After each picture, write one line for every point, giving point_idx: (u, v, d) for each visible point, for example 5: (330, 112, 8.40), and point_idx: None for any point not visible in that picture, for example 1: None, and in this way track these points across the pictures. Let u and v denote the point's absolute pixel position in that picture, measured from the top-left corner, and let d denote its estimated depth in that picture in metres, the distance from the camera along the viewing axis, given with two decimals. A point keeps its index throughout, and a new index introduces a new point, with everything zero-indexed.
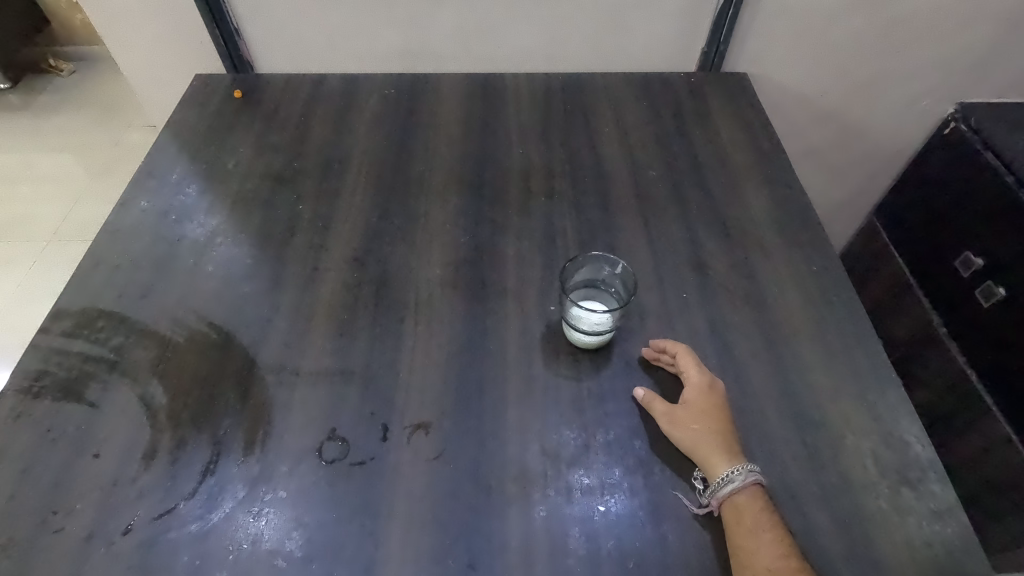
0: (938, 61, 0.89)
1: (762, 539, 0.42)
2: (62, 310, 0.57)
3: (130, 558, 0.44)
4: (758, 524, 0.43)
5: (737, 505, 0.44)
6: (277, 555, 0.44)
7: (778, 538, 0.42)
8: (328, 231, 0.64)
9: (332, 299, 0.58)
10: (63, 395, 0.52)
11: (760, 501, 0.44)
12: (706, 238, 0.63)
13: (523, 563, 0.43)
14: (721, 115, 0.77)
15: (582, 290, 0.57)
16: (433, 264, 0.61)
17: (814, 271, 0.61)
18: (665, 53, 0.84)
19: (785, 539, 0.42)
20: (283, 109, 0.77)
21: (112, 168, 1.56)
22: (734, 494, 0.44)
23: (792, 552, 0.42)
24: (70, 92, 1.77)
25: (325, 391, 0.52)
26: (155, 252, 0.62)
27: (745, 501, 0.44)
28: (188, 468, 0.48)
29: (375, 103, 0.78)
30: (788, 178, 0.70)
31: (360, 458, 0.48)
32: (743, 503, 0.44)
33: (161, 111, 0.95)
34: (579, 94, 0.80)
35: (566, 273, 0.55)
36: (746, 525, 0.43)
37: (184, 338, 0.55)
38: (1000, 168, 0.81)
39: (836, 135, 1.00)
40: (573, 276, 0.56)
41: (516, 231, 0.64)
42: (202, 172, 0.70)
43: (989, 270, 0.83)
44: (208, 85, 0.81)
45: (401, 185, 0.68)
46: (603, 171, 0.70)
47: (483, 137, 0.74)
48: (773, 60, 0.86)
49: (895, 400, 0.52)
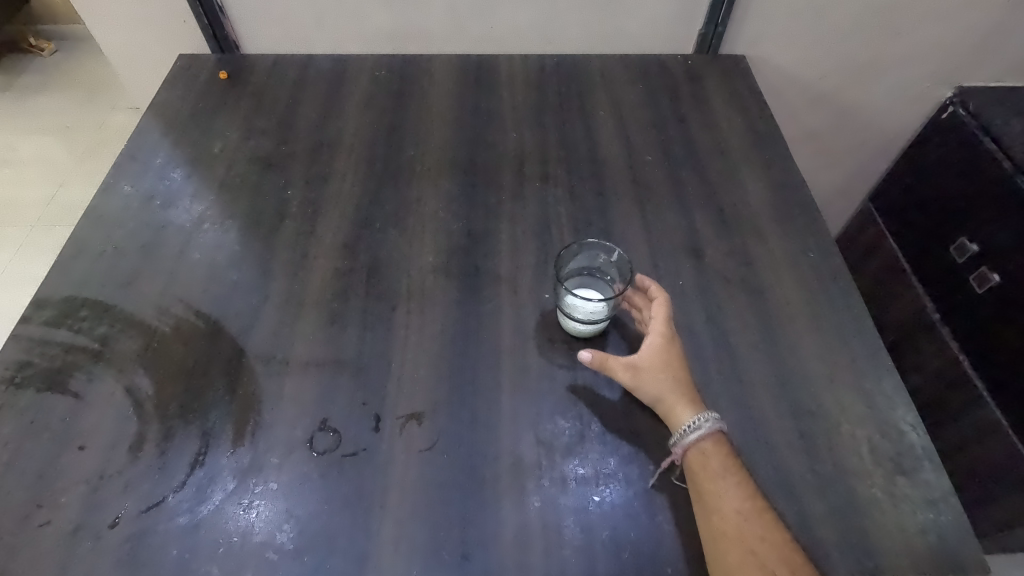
0: (937, 44, 0.88)
1: (728, 483, 0.44)
2: (44, 298, 0.56)
3: (118, 551, 0.43)
4: (724, 469, 0.45)
5: (703, 451, 0.45)
6: (268, 547, 0.43)
7: (742, 481, 0.44)
8: (318, 217, 0.63)
9: (322, 287, 0.57)
10: (46, 386, 0.51)
11: (724, 446, 0.46)
12: (702, 224, 0.63)
13: (517, 554, 0.43)
14: (718, 98, 0.76)
15: (578, 278, 0.56)
16: (426, 250, 0.60)
17: (811, 257, 0.60)
18: (662, 35, 0.82)
19: (748, 481, 0.44)
20: (270, 90, 0.75)
21: (96, 151, 1.53)
22: (700, 441, 0.45)
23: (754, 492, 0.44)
24: (53, 73, 1.73)
25: (316, 381, 0.51)
26: (140, 238, 0.61)
27: (710, 447, 0.45)
28: (176, 460, 0.47)
29: (365, 84, 0.76)
30: (785, 162, 0.69)
31: (352, 449, 0.48)
32: (708, 449, 0.45)
33: (145, 92, 0.92)
34: (574, 77, 0.78)
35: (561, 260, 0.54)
36: (712, 470, 0.45)
37: (170, 327, 0.54)
38: (998, 152, 0.81)
39: (833, 120, 0.99)
40: (567, 263, 0.56)
41: (510, 217, 0.63)
42: (188, 155, 0.68)
43: (983, 256, 0.82)
44: (192, 66, 0.79)
45: (392, 169, 0.67)
46: (598, 155, 0.69)
47: (476, 120, 0.72)
48: (772, 42, 0.85)
49: (891, 388, 0.52)
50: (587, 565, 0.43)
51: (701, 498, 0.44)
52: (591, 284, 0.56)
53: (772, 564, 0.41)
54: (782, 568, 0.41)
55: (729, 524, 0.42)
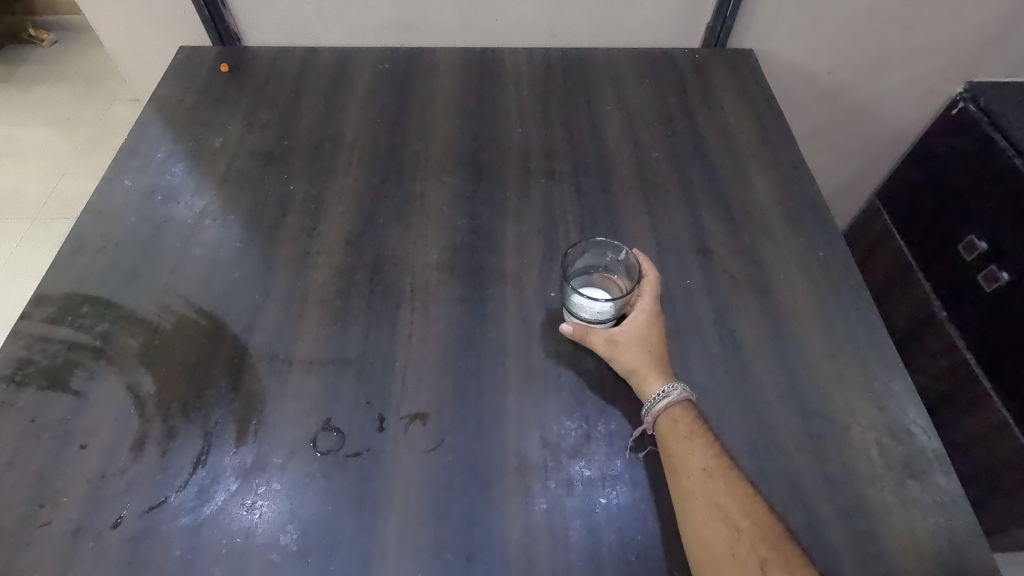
0: (948, 39, 0.86)
1: (695, 444, 0.45)
2: (45, 294, 0.55)
3: (120, 552, 0.43)
4: (691, 432, 0.46)
5: (671, 416, 0.46)
6: (271, 549, 0.43)
7: (708, 442, 0.46)
8: (321, 213, 0.62)
9: (325, 284, 0.56)
10: (47, 383, 0.50)
11: (691, 412, 0.47)
12: (710, 222, 0.62)
13: (523, 557, 0.43)
14: (726, 93, 0.75)
15: (585, 276, 0.55)
16: (430, 247, 0.59)
17: (820, 256, 0.59)
18: (669, 29, 0.81)
19: (713, 444, 0.46)
20: (272, 83, 0.74)
21: (97, 143, 1.52)
22: (669, 407, 0.47)
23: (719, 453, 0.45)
24: (53, 64, 1.71)
25: (320, 379, 0.51)
26: (141, 234, 0.60)
27: (678, 413, 0.47)
28: (179, 459, 0.46)
29: (368, 78, 0.75)
30: (794, 159, 0.68)
31: (356, 449, 0.47)
32: (677, 414, 0.46)
33: (146, 84, 0.91)
34: (580, 70, 0.77)
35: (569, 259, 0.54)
36: (680, 433, 0.46)
37: (172, 325, 0.54)
38: (1008, 148, 0.79)
39: (841, 116, 0.98)
40: (574, 262, 0.55)
41: (515, 214, 0.62)
42: (189, 149, 0.67)
43: (992, 254, 0.82)
44: (193, 58, 0.78)
45: (396, 164, 0.66)
46: (605, 151, 0.68)
47: (480, 114, 0.71)
48: (781, 36, 0.83)
49: (901, 389, 0.51)
50: (593, 568, 0.42)
51: (669, 460, 0.45)
52: (598, 282, 0.55)
53: (735, 517, 0.42)
54: (745, 520, 0.42)
55: (695, 481, 0.44)
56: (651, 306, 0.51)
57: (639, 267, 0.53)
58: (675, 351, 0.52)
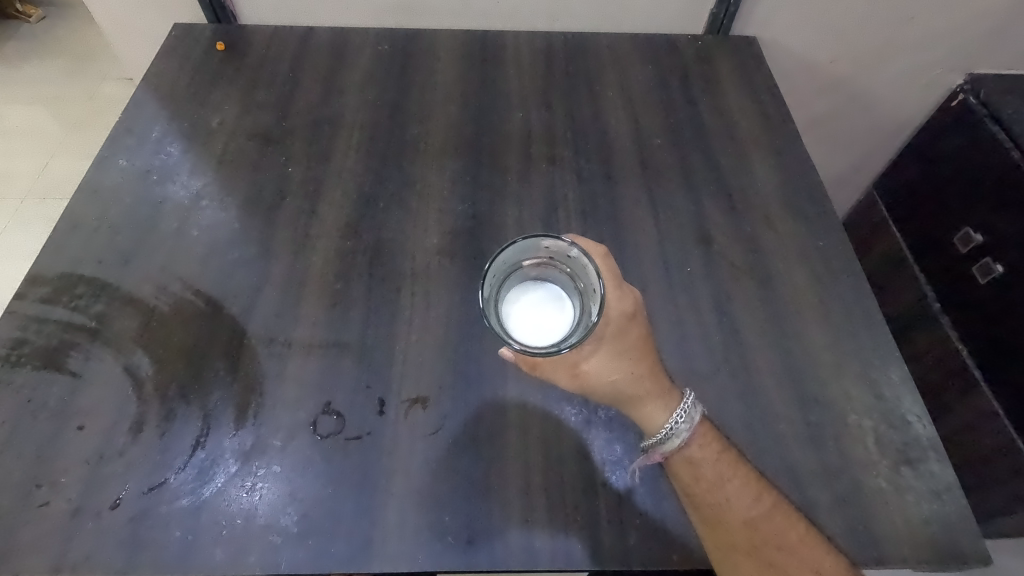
0: (950, 29, 0.86)
1: (727, 491, 0.43)
2: (39, 274, 0.54)
3: (120, 532, 0.43)
4: (720, 476, 0.43)
5: (692, 460, 0.44)
6: (271, 530, 0.43)
7: (742, 485, 0.43)
8: (320, 195, 0.61)
9: (324, 268, 0.56)
10: (43, 364, 0.50)
11: (713, 447, 0.44)
12: (711, 209, 0.62)
13: (523, 539, 0.43)
14: (729, 81, 0.74)
15: (518, 281, 0.45)
16: (430, 232, 0.59)
17: (820, 246, 0.60)
18: (672, 15, 0.81)
19: (748, 483, 0.44)
20: (269, 63, 0.73)
21: (86, 122, 1.49)
22: (686, 448, 0.44)
23: (759, 492, 0.44)
24: (40, 41, 1.68)
25: (319, 363, 0.50)
26: (136, 215, 0.59)
27: (699, 454, 0.44)
28: (178, 440, 0.46)
29: (367, 59, 0.74)
30: (795, 148, 0.67)
31: (357, 432, 0.47)
32: (699, 457, 0.44)
33: (138, 62, 0.89)
34: (581, 55, 0.76)
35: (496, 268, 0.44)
36: (709, 481, 0.43)
37: (169, 306, 0.53)
38: (1006, 141, 0.80)
39: (842, 105, 0.98)
40: (500, 272, 0.44)
41: (516, 199, 0.61)
42: (185, 129, 0.66)
43: (987, 246, 0.82)
44: (188, 35, 0.76)
45: (396, 148, 0.65)
46: (606, 137, 0.67)
47: (481, 98, 0.70)
48: (783, 25, 0.83)
49: (897, 377, 0.51)
50: (591, 551, 0.43)
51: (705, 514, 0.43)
52: (537, 284, 0.45)
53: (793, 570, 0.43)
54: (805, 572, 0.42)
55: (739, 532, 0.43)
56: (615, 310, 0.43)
57: (593, 265, 0.42)
58: (675, 336, 0.52)
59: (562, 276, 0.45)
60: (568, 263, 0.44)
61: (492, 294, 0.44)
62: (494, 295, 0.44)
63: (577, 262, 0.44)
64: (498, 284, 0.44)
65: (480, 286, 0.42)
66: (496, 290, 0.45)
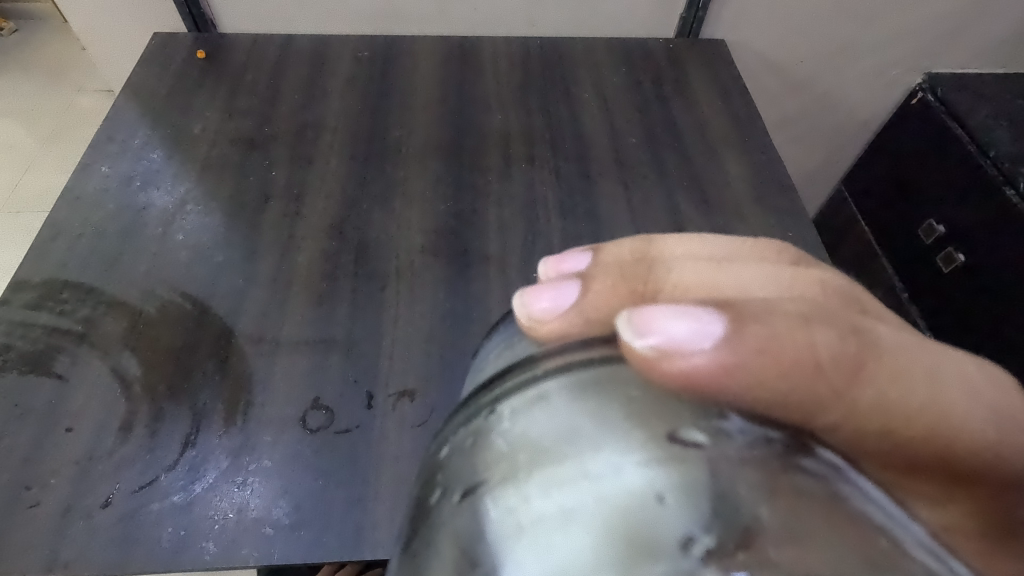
0: (906, 30, 0.90)
1: None
2: (23, 281, 0.55)
3: (112, 531, 0.43)
4: None
5: None
6: (264, 523, 0.44)
7: None
8: (304, 197, 0.62)
9: (310, 267, 0.57)
10: (29, 368, 0.50)
11: None
12: (684, 204, 0.64)
13: None
14: (699, 82, 0.77)
15: (534, 473, 0.20)
16: (413, 231, 0.60)
17: (789, 236, 0.62)
18: (644, 19, 0.84)
19: None
20: (251, 70, 0.74)
21: (62, 135, 1.48)
22: None
23: None
24: (12, 54, 1.66)
25: (307, 359, 0.51)
26: (120, 221, 0.59)
27: None
28: (168, 439, 0.47)
29: (348, 65, 0.75)
30: (763, 144, 0.70)
31: (345, 426, 0.48)
32: None
33: (114, 71, 0.89)
34: (558, 58, 0.78)
35: (552, 502, 0.19)
36: None
37: (156, 309, 0.54)
38: (964, 136, 0.84)
39: (812, 104, 1.00)
40: (505, 491, 0.20)
41: (496, 197, 0.63)
42: (168, 136, 0.67)
43: (949, 237, 0.88)
44: (168, 42, 0.76)
45: (377, 151, 0.67)
46: (583, 137, 0.69)
47: (461, 101, 0.72)
48: (750, 27, 0.86)
49: None
50: None
51: None
52: (557, 458, 0.20)
53: None
54: None
55: None
56: (906, 442, 0.24)
57: (853, 487, 0.21)
58: None
59: (645, 408, 0.21)
60: (809, 463, 0.21)
61: (464, 438, 0.23)
62: (460, 479, 0.22)
63: (817, 470, 0.20)
64: (511, 439, 0.21)
65: (505, 544, 0.19)
66: (472, 437, 0.23)
